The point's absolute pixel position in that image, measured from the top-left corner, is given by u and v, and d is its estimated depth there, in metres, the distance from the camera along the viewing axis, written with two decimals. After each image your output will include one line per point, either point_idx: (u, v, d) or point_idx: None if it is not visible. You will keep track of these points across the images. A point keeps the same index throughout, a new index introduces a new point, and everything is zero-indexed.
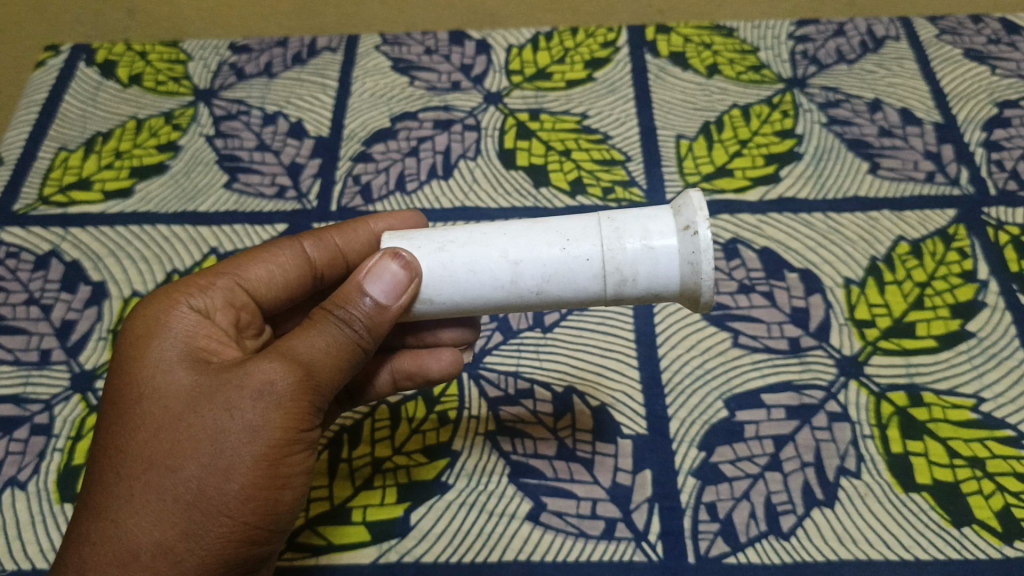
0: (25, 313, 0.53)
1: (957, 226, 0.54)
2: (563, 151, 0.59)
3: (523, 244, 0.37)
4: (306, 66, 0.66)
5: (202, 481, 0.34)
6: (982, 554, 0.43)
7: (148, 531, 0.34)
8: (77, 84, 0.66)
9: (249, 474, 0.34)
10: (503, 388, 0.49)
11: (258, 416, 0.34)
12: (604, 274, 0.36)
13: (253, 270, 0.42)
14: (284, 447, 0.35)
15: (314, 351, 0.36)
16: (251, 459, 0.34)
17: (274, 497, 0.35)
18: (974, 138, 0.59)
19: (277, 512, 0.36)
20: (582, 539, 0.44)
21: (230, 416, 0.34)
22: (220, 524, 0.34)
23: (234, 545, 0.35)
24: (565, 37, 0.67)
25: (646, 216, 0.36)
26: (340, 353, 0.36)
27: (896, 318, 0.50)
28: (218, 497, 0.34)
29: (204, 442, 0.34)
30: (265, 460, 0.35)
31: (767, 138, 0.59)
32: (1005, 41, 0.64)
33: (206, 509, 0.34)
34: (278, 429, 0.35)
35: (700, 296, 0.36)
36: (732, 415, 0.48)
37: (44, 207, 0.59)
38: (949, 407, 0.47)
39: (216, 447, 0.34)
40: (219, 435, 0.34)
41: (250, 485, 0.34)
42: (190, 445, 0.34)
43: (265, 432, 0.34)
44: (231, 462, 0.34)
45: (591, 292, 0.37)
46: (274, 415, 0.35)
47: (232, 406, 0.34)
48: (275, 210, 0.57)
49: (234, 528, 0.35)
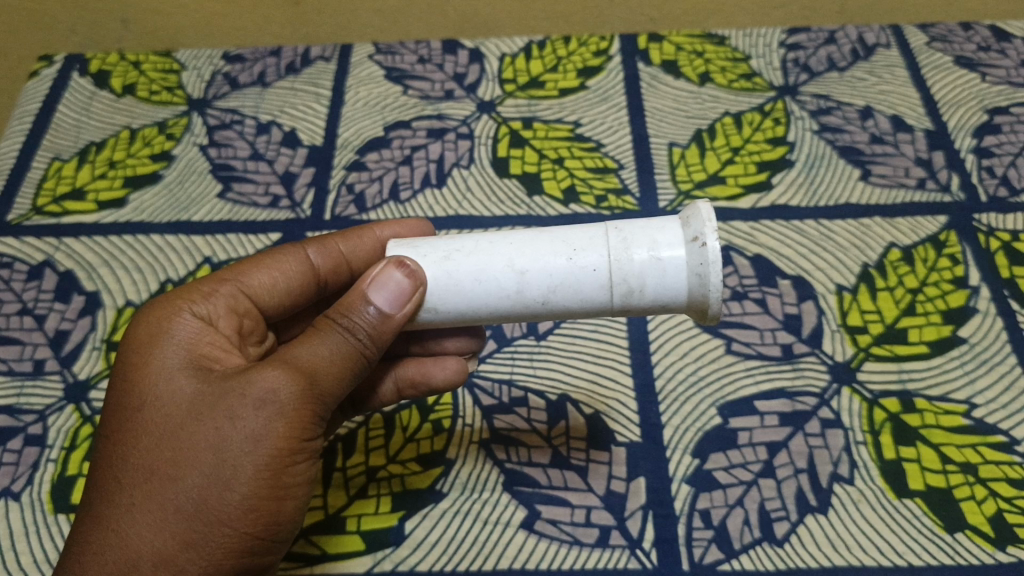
0: (19, 323, 0.53)
1: (947, 232, 0.54)
2: (556, 159, 0.60)
3: (531, 254, 0.37)
4: (300, 75, 0.66)
5: (203, 490, 0.34)
6: (975, 559, 0.43)
7: (149, 540, 0.34)
8: (71, 93, 0.66)
9: (250, 484, 0.34)
10: (498, 396, 0.49)
11: (260, 425, 0.34)
12: (615, 282, 0.36)
13: (255, 276, 0.42)
14: (286, 456, 0.35)
15: (317, 360, 0.36)
16: (253, 469, 0.34)
17: (275, 507, 0.35)
18: (965, 144, 0.59)
19: (279, 522, 0.36)
20: (576, 546, 0.44)
21: (232, 424, 0.34)
22: (221, 535, 0.34)
23: (235, 555, 0.35)
24: (558, 45, 0.67)
25: (653, 227, 0.37)
26: (342, 362, 0.36)
27: (889, 324, 0.51)
28: (219, 507, 0.34)
29: (205, 451, 0.34)
30: (267, 470, 0.35)
31: (759, 145, 0.60)
32: (994, 48, 0.65)
33: (208, 519, 0.34)
34: (281, 439, 0.35)
35: (707, 309, 0.36)
36: (726, 422, 0.48)
37: (38, 217, 0.59)
38: (941, 413, 0.47)
39: (218, 457, 0.34)
40: (220, 445, 0.34)
41: (252, 496, 0.34)
42: (192, 454, 0.34)
43: (268, 441, 0.34)
44: (232, 472, 0.34)
45: (598, 301, 0.37)
46: (276, 424, 0.35)
47: (233, 415, 0.34)
48: (269, 219, 0.57)
49: (235, 539, 0.35)
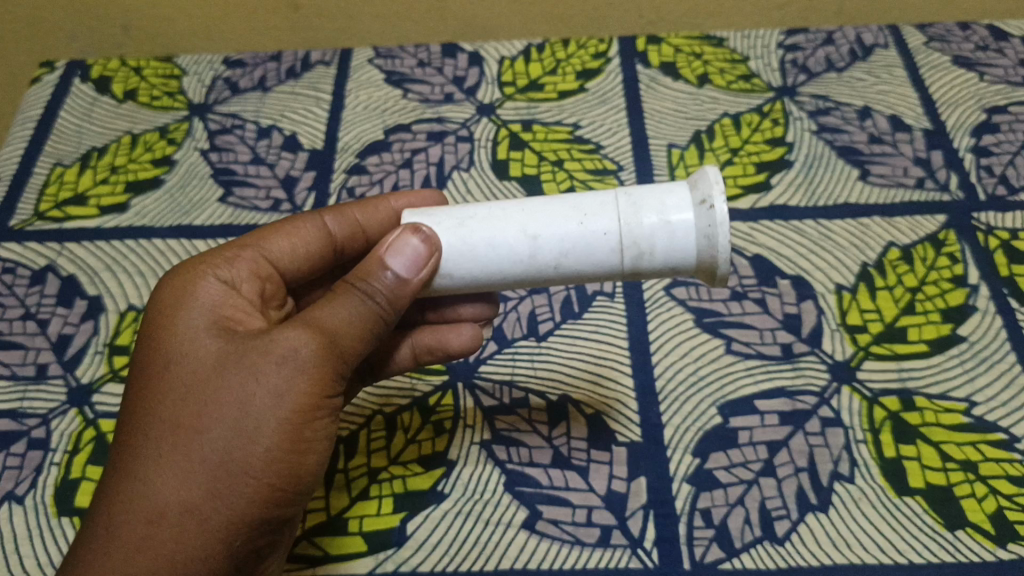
0: (22, 328, 0.54)
1: (947, 231, 0.55)
2: (556, 161, 0.60)
3: (543, 219, 0.37)
4: (300, 80, 0.66)
5: (228, 443, 0.34)
6: (976, 557, 0.43)
7: (175, 494, 0.34)
8: (72, 100, 0.66)
9: (274, 437, 0.34)
10: (498, 397, 0.50)
11: (284, 381, 0.35)
12: (628, 242, 0.36)
13: (275, 242, 0.42)
14: (309, 412, 0.35)
15: (341, 320, 0.36)
16: (276, 422, 0.34)
17: (298, 461, 0.35)
18: (963, 144, 0.59)
19: (301, 477, 0.36)
20: (578, 546, 0.44)
21: (256, 380, 0.35)
22: (246, 490, 0.34)
23: (258, 507, 0.35)
24: (557, 48, 0.68)
25: (662, 191, 0.37)
26: (362, 324, 0.36)
27: (888, 323, 0.51)
28: (243, 459, 0.34)
29: (231, 405, 0.34)
30: (290, 424, 0.35)
31: (758, 146, 0.60)
32: (992, 48, 0.65)
33: (233, 470, 0.34)
34: (305, 395, 0.35)
35: (716, 271, 0.36)
36: (726, 422, 0.48)
37: (40, 222, 0.59)
38: (941, 411, 0.47)
39: (243, 411, 0.34)
40: (245, 400, 0.34)
41: (276, 448, 0.34)
42: (218, 408, 0.34)
43: (292, 397, 0.35)
44: (257, 426, 0.34)
45: (609, 262, 0.37)
46: (298, 381, 0.35)
47: (258, 371, 0.35)
48: (270, 222, 0.58)
49: (258, 490, 0.34)
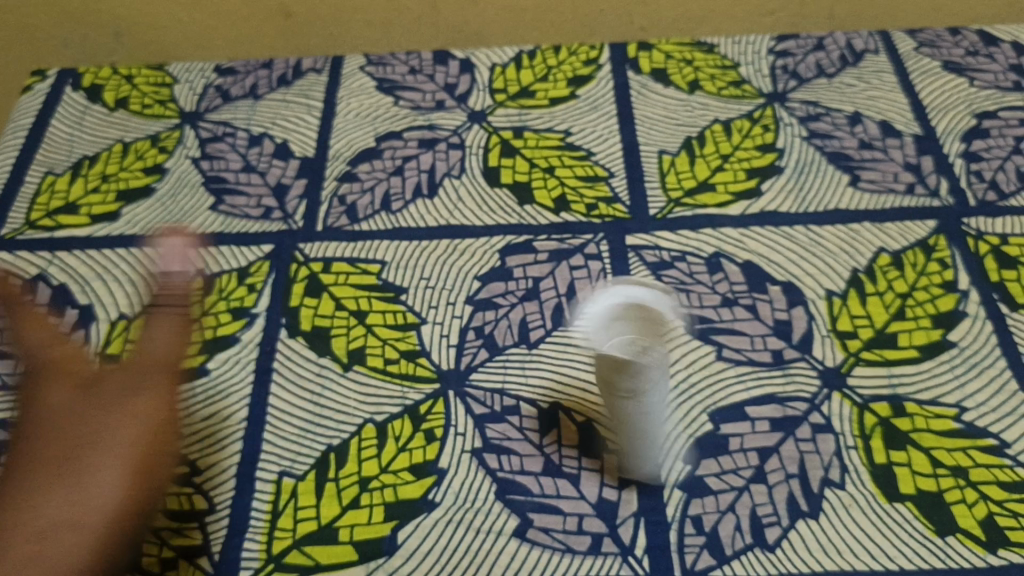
0: (12, 337, 0.53)
1: (936, 236, 0.55)
2: (547, 168, 0.60)
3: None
4: (292, 87, 0.66)
5: (93, 455, 0.44)
6: (967, 562, 0.43)
7: (55, 511, 0.43)
8: (63, 108, 0.66)
9: (124, 448, 0.45)
10: (489, 405, 0.49)
11: (122, 416, 0.46)
12: (624, 441, 0.46)
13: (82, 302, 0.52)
14: (156, 437, 0.46)
15: (157, 358, 0.49)
16: (126, 438, 0.45)
17: (146, 476, 0.45)
18: (953, 149, 0.59)
19: (149, 483, 0.45)
20: (569, 554, 0.44)
21: (104, 415, 0.46)
22: (115, 495, 0.44)
23: (126, 512, 0.44)
24: (548, 55, 0.68)
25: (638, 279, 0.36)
26: (175, 343, 0.49)
27: (878, 329, 0.51)
28: (98, 474, 0.44)
29: (85, 431, 0.45)
30: (139, 439, 0.45)
31: (749, 152, 0.60)
32: (982, 53, 0.65)
33: (90, 478, 0.44)
34: (138, 414, 0.46)
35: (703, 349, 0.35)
36: (717, 428, 0.48)
37: (31, 231, 0.59)
38: (931, 417, 0.48)
39: (97, 436, 0.45)
40: (103, 425, 0.45)
41: (125, 456, 0.45)
42: (83, 438, 0.45)
43: (133, 420, 0.46)
44: (107, 439, 0.45)
45: (611, 455, 0.46)
46: (128, 418, 0.46)
47: (101, 407, 0.46)
48: (262, 230, 0.58)
49: (123, 496, 0.44)
